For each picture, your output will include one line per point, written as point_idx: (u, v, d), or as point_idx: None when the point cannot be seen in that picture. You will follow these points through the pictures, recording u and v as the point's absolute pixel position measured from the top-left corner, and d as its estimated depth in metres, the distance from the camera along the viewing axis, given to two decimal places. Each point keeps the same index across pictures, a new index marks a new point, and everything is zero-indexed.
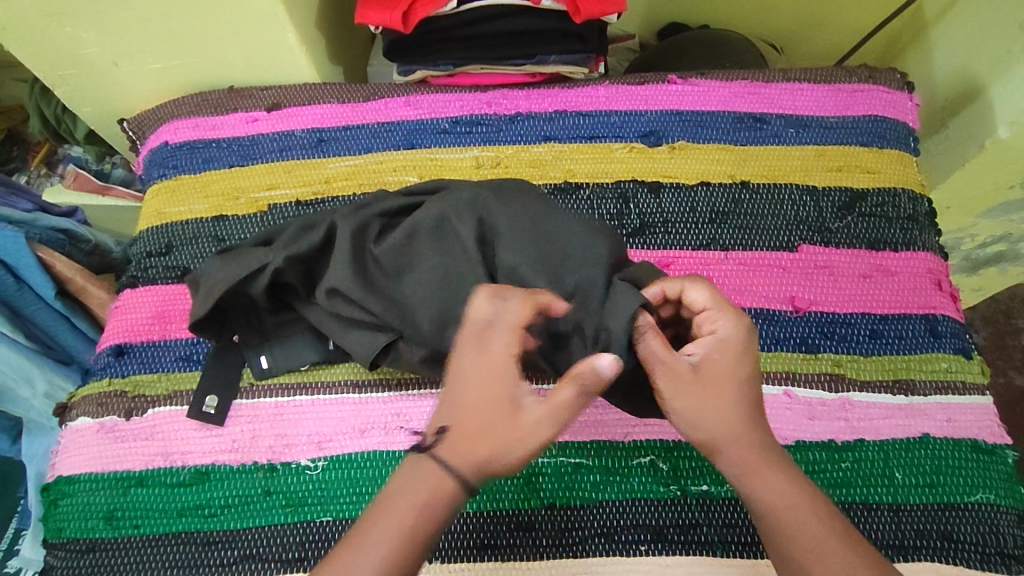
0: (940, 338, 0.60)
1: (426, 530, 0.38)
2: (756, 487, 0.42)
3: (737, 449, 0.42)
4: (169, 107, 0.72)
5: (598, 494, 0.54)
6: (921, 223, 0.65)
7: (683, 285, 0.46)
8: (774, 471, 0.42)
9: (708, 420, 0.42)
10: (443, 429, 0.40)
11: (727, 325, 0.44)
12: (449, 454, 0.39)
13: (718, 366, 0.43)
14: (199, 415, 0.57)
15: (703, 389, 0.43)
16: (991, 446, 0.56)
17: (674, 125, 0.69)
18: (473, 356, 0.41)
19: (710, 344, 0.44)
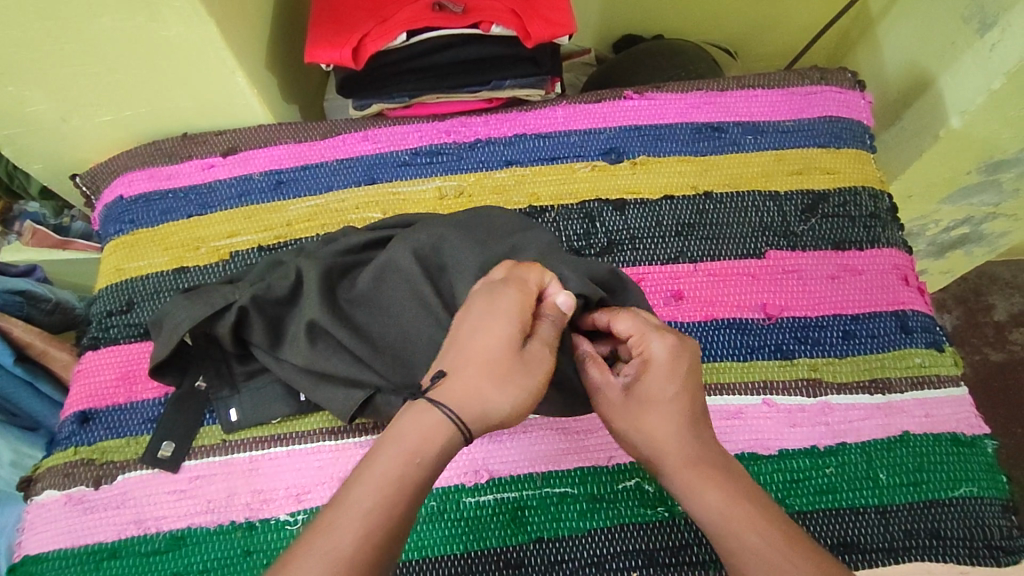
0: (911, 334, 0.61)
1: (425, 451, 0.40)
2: (698, 505, 0.42)
3: (672, 467, 0.44)
4: (121, 159, 0.70)
5: (586, 523, 0.54)
6: (883, 219, 0.66)
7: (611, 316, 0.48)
8: (709, 483, 0.42)
9: (646, 433, 0.45)
10: (442, 374, 0.43)
11: (658, 347, 0.46)
12: (449, 401, 0.42)
13: (654, 387, 0.45)
14: (153, 461, 0.56)
15: (640, 408, 0.45)
16: (970, 438, 0.57)
17: (634, 140, 0.69)
18: (479, 310, 0.44)
19: (641, 365, 0.46)
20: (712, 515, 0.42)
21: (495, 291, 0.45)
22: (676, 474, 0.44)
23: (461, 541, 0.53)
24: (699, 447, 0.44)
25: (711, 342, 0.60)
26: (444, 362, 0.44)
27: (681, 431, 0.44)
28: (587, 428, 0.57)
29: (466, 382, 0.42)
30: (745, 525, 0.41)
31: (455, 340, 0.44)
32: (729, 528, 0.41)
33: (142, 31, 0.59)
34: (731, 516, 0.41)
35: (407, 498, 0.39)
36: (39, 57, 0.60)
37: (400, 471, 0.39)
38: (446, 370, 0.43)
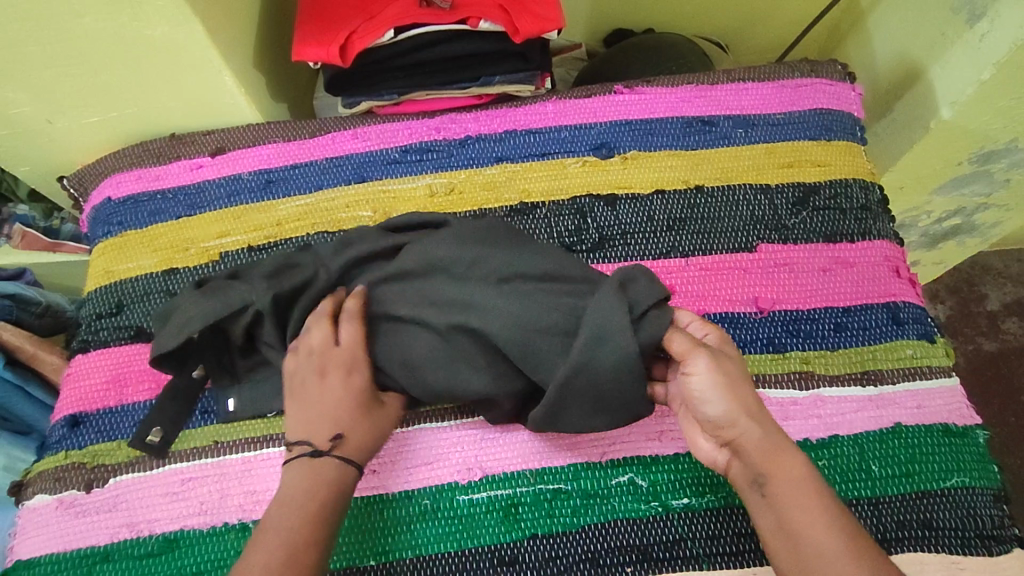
0: (903, 325, 0.61)
1: (332, 489, 0.47)
2: (787, 465, 0.45)
3: (759, 433, 0.46)
4: (109, 160, 0.69)
5: (579, 519, 0.54)
6: (874, 211, 0.66)
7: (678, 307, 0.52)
8: (792, 461, 0.45)
9: (740, 402, 0.47)
10: (337, 434, 0.49)
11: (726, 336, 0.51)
12: (347, 451, 0.49)
13: (735, 363, 0.49)
14: (142, 446, 0.55)
15: (735, 379, 0.48)
16: (961, 428, 0.57)
17: (624, 135, 0.68)
18: (339, 371, 0.51)
19: (719, 343, 0.50)
20: (795, 490, 0.44)
21: (324, 354, 0.51)
22: (759, 444, 0.46)
23: (454, 539, 0.53)
24: (780, 432, 0.47)
25: None
26: (332, 425, 0.49)
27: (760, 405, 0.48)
28: (580, 423, 0.57)
29: (358, 433, 0.50)
30: (822, 503, 0.43)
31: (293, 403, 0.50)
32: (809, 502, 0.43)
33: (127, 31, 0.58)
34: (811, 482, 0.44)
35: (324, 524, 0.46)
36: (23, 57, 0.59)
37: (317, 506, 0.46)
38: (341, 431, 0.49)
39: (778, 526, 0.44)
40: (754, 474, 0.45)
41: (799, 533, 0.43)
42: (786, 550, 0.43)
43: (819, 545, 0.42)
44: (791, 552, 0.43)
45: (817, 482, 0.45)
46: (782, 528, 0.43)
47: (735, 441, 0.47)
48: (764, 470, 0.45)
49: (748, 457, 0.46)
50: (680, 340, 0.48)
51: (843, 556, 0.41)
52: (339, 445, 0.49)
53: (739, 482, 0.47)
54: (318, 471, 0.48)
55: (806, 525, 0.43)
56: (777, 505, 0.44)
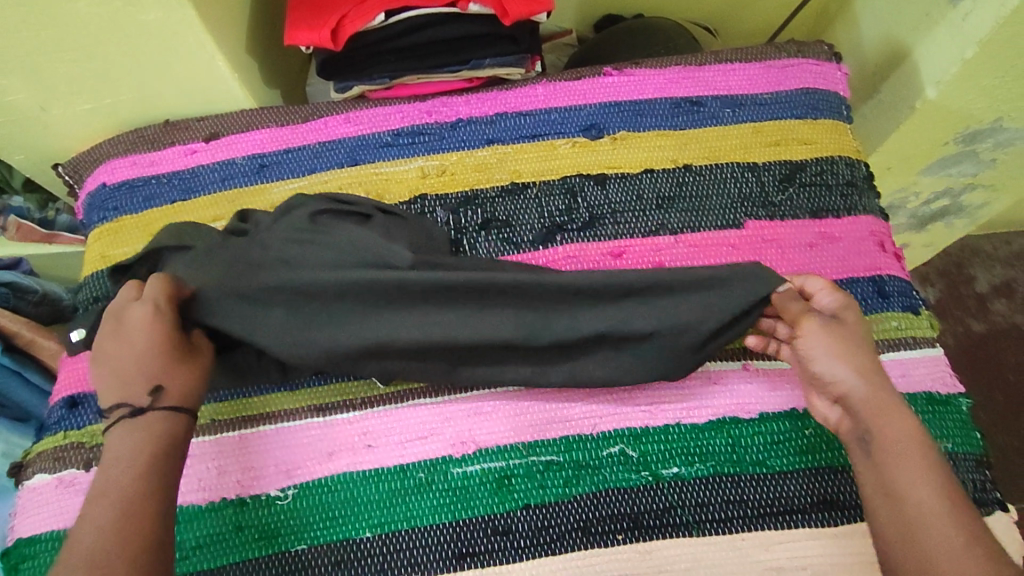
0: (888, 298, 0.62)
1: (165, 437, 0.48)
2: (882, 429, 0.48)
3: (867, 395, 0.49)
4: (104, 147, 0.70)
5: (571, 489, 0.55)
6: (860, 187, 0.67)
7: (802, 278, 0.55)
8: (900, 419, 0.49)
9: (863, 362, 0.51)
10: (160, 389, 0.49)
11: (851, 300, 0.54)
12: (165, 403, 0.49)
13: (856, 321, 0.52)
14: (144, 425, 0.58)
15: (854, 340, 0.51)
16: (945, 396, 0.58)
17: (613, 116, 0.69)
18: (116, 342, 0.50)
19: (839, 305, 0.53)
20: (915, 445, 0.47)
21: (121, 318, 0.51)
22: (870, 401, 0.49)
23: (449, 510, 0.54)
24: (894, 390, 0.50)
25: None
26: (144, 380, 0.49)
27: (873, 370, 0.51)
28: (572, 397, 0.58)
29: (171, 381, 0.50)
30: (924, 463, 0.47)
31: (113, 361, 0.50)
32: (924, 459, 0.47)
33: (120, 15, 0.59)
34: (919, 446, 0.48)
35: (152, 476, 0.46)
36: (16, 43, 0.60)
37: (144, 458, 0.47)
38: (159, 384, 0.49)
39: (884, 485, 0.47)
40: (860, 430, 0.49)
41: (901, 499, 0.46)
42: (883, 502, 0.47)
43: (920, 507, 0.45)
44: (888, 510, 0.46)
45: (925, 437, 0.48)
46: (879, 484, 0.47)
47: (844, 397, 0.50)
48: (868, 429, 0.49)
49: (856, 412, 0.49)
50: (796, 307, 0.53)
51: (943, 519, 0.44)
52: (161, 398, 0.49)
53: (846, 436, 0.50)
54: (124, 434, 0.48)
55: (904, 483, 0.46)
56: (879, 464, 0.48)
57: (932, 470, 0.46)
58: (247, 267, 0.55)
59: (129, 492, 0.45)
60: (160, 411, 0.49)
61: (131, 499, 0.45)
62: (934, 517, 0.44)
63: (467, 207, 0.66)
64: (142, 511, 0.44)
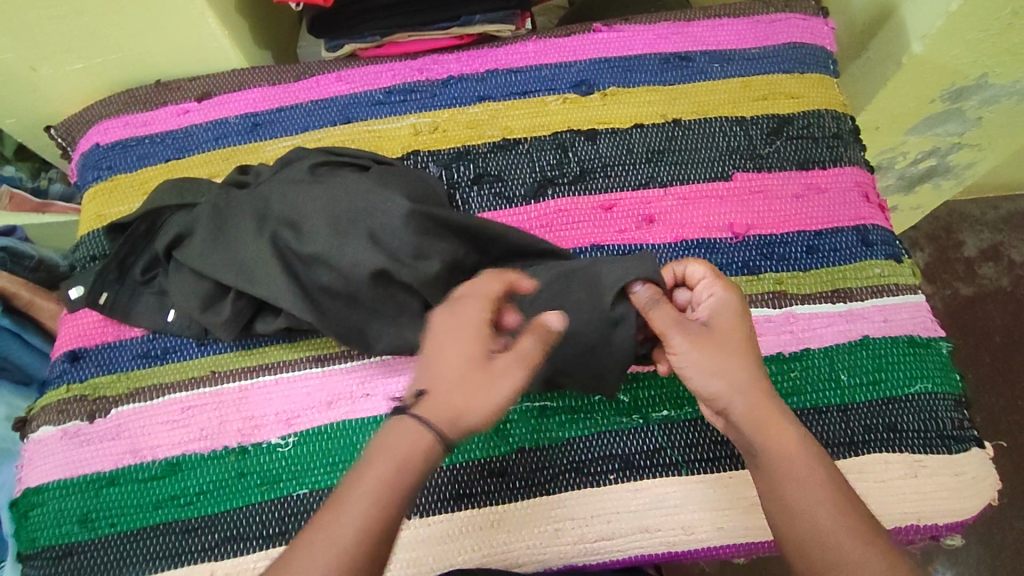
0: (872, 246, 0.63)
1: (418, 458, 0.42)
2: (768, 443, 0.47)
3: (747, 407, 0.47)
4: (96, 108, 0.70)
5: (565, 432, 0.56)
6: (846, 140, 0.68)
7: (684, 266, 0.54)
8: (783, 430, 0.47)
9: (733, 372, 0.48)
10: (420, 392, 0.45)
11: (724, 291, 0.51)
12: (429, 413, 0.43)
13: (730, 324, 0.50)
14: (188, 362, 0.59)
15: (728, 348, 0.49)
16: (925, 339, 0.60)
17: (604, 72, 0.70)
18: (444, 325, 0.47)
19: (712, 309, 0.50)
20: (791, 457, 0.46)
21: (457, 306, 0.47)
22: (749, 417, 0.47)
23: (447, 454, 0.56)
24: (774, 398, 0.48)
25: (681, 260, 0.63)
26: (421, 380, 0.45)
27: (752, 371, 0.48)
28: None
29: (450, 390, 0.44)
30: (809, 477, 0.45)
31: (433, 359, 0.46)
32: (806, 473, 0.46)
33: None
34: (801, 454, 0.46)
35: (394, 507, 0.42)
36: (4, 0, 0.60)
37: (389, 479, 0.42)
38: (426, 388, 0.44)
39: (772, 503, 0.46)
40: (747, 445, 0.47)
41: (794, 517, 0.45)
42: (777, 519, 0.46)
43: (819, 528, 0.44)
44: (786, 532, 0.45)
45: (809, 445, 0.47)
46: (773, 502, 0.46)
47: (725, 412, 0.48)
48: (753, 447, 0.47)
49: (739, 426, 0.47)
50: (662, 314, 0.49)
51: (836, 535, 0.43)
52: (420, 403, 0.44)
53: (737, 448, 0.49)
54: (383, 442, 0.43)
55: (794, 501, 0.45)
56: (764, 477, 0.47)
57: (815, 476, 0.46)
58: (243, 220, 0.55)
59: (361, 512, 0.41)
60: (419, 420, 0.43)
61: (372, 524, 0.41)
62: (827, 531, 0.44)
63: (459, 162, 0.66)
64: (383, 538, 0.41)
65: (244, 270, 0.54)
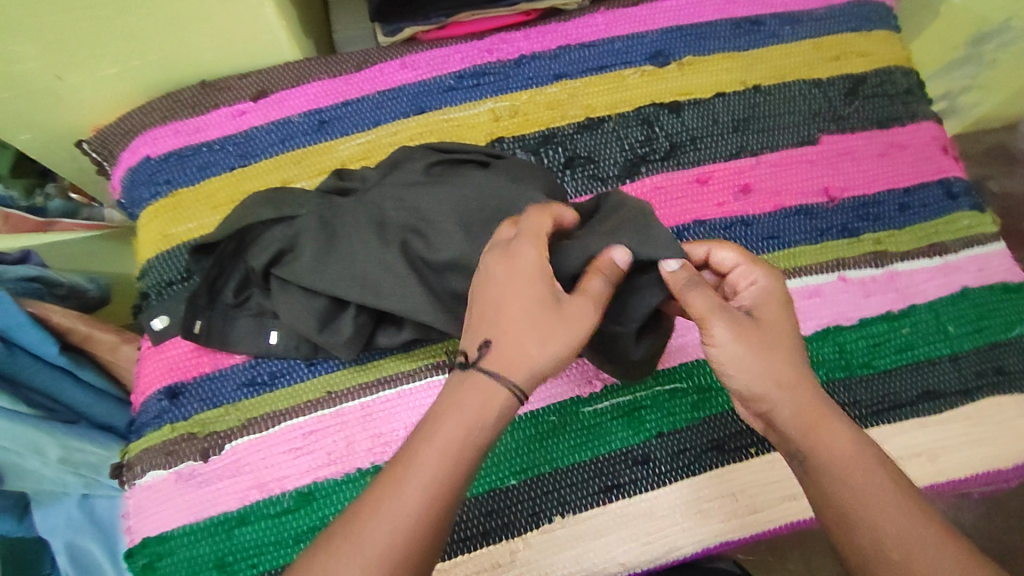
0: (957, 199, 0.65)
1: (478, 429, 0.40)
2: (822, 444, 0.43)
3: (792, 407, 0.44)
4: (137, 117, 0.63)
5: (699, 412, 0.57)
6: (916, 95, 0.69)
7: (710, 248, 0.48)
8: (835, 431, 0.43)
9: (772, 366, 0.44)
10: (486, 344, 0.42)
11: (761, 278, 0.47)
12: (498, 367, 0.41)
13: (775, 315, 0.46)
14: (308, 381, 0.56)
15: (767, 335, 0.45)
16: (1018, 285, 0.63)
17: (678, 41, 0.68)
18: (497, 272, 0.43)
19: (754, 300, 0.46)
20: (838, 466, 0.42)
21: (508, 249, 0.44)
22: (791, 423, 0.44)
23: (589, 447, 0.56)
24: (820, 395, 0.44)
25: (784, 229, 0.63)
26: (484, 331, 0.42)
27: (800, 366, 0.45)
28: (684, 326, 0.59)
29: (518, 341, 0.41)
30: (858, 488, 0.41)
31: (478, 308, 0.43)
32: (861, 476, 0.41)
33: None
34: (854, 462, 0.42)
35: (459, 476, 0.39)
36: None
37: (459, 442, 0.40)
38: (489, 339, 0.42)
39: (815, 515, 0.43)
40: (793, 450, 0.44)
41: (852, 527, 0.40)
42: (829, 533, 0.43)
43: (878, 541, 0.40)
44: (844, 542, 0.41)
45: (867, 451, 0.43)
46: (826, 511, 0.42)
47: (769, 413, 0.44)
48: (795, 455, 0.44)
49: (783, 429, 0.44)
50: (703, 302, 0.44)
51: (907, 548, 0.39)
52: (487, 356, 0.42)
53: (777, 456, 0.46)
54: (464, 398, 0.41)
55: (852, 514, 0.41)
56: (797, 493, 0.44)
57: (877, 482, 0.41)
58: (356, 230, 0.51)
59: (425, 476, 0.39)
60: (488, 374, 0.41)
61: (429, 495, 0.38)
62: (883, 538, 0.40)
63: (547, 146, 0.64)
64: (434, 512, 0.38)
65: (368, 284, 0.50)
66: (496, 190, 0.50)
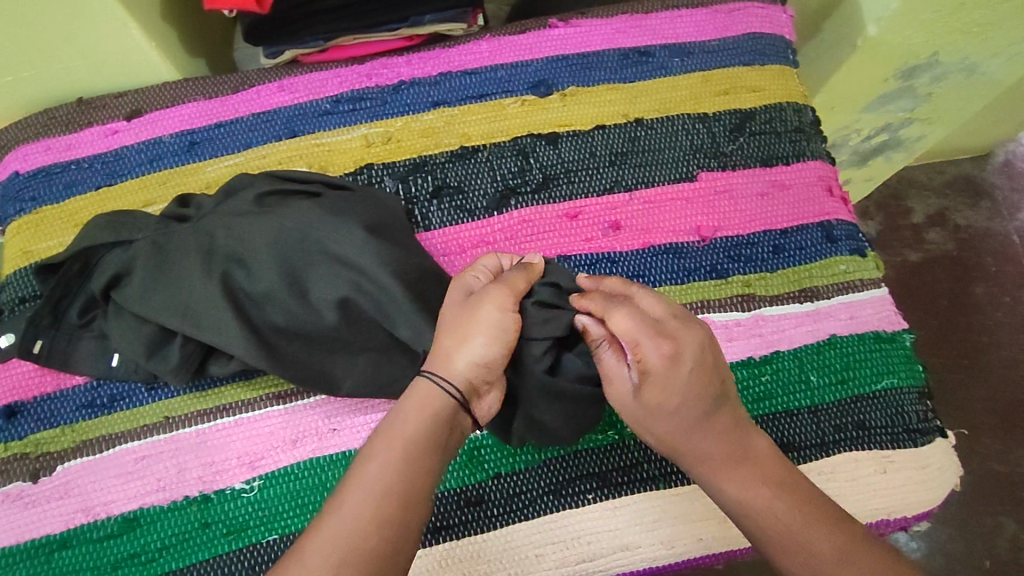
0: (836, 242, 0.63)
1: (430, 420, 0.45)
2: (725, 484, 0.47)
3: (691, 461, 0.48)
4: (12, 132, 0.64)
5: (540, 454, 0.56)
6: (808, 132, 0.67)
7: (607, 311, 0.48)
8: (733, 475, 0.47)
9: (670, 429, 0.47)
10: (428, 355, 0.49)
11: (654, 345, 0.47)
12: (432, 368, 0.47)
13: (664, 381, 0.47)
14: (165, 405, 0.56)
15: (660, 402, 0.47)
16: (890, 334, 0.61)
17: (562, 71, 0.67)
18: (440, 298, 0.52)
19: (648, 366, 0.47)
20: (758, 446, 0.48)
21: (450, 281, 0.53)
22: (722, 410, 0.48)
23: None
24: (723, 438, 0.47)
25: (649, 268, 0.62)
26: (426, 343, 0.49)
27: (697, 422, 0.47)
28: None
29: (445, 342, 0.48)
30: (777, 486, 0.46)
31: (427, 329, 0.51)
32: (766, 510, 0.46)
33: None
34: (753, 497, 0.46)
35: (414, 463, 0.44)
36: None
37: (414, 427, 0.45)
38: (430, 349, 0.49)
39: (732, 489, 0.47)
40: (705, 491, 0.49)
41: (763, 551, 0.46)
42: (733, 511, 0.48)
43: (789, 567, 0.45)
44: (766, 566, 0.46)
45: (765, 478, 0.47)
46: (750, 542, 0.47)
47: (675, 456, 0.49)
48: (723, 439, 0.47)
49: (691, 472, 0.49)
50: (646, 343, 0.47)
51: (827, 558, 0.44)
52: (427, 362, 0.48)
53: None
54: (413, 398, 0.46)
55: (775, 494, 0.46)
56: (717, 472, 0.47)
57: (775, 517, 0.45)
58: (186, 259, 0.51)
59: (384, 462, 0.43)
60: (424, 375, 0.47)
61: (394, 476, 0.43)
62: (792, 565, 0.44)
63: (416, 174, 0.63)
64: (397, 495, 0.43)
65: (189, 312, 0.50)
66: (324, 226, 0.50)
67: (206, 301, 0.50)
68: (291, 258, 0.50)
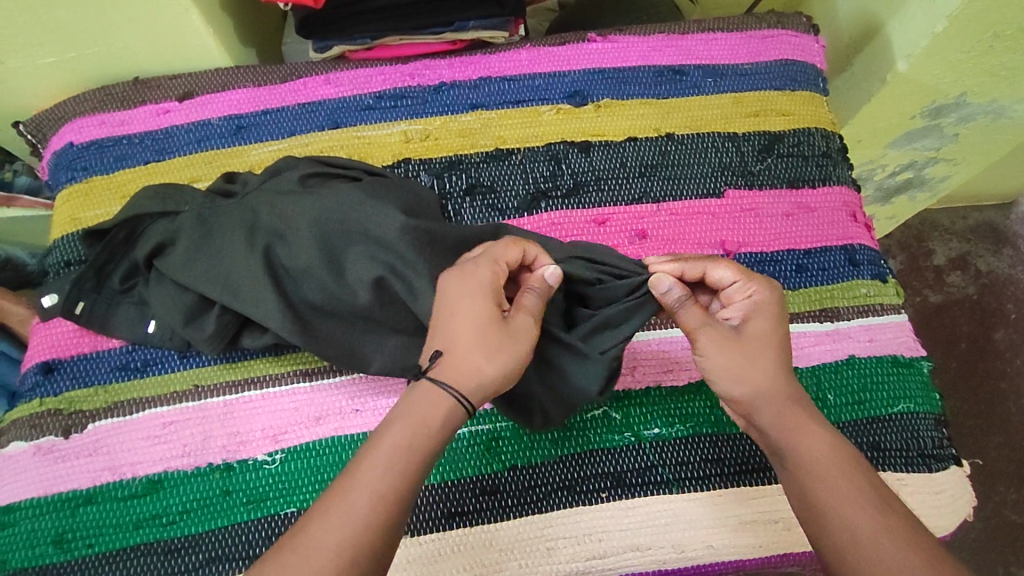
0: (859, 266, 0.64)
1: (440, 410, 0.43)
2: (801, 442, 0.46)
3: (774, 413, 0.47)
4: (69, 105, 0.67)
5: (556, 450, 0.56)
6: (834, 158, 0.69)
7: (707, 266, 0.51)
8: (813, 434, 0.47)
9: (761, 375, 0.48)
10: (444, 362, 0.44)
11: (761, 291, 0.50)
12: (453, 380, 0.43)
13: (764, 326, 0.49)
14: (196, 373, 0.57)
15: (754, 349, 0.48)
16: (908, 359, 0.62)
17: (598, 83, 0.69)
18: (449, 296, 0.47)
19: (750, 307, 0.50)
20: (821, 420, 0.48)
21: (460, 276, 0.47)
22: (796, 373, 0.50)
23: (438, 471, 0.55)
24: (804, 400, 0.49)
25: None
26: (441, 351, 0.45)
27: (783, 372, 0.48)
28: None
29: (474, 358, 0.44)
30: (852, 460, 0.46)
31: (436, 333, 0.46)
32: (844, 475, 0.45)
33: None
34: (832, 459, 0.45)
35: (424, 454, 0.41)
36: None
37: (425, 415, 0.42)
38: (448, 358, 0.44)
39: (807, 453, 0.46)
40: (773, 448, 0.47)
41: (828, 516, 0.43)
42: (792, 496, 0.46)
43: (851, 535, 0.42)
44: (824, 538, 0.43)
45: (838, 447, 0.46)
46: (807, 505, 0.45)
47: (751, 408, 0.48)
48: (797, 394, 0.48)
49: (763, 426, 0.48)
50: (752, 289, 0.50)
51: (879, 534, 0.42)
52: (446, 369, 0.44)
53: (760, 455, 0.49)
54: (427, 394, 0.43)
55: (836, 479, 0.45)
56: (789, 433, 0.47)
57: (843, 489, 0.44)
58: (229, 232, 0.53)
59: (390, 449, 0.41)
60: (452, 394, 0.43)
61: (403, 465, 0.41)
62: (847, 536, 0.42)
63: (451, 171, 0.65)
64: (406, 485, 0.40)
65: (228, 284, 0.52)
66: (362, 208, 0.52)
67: (245, 275, 0.51)
68: (329, 237, 0.52)
